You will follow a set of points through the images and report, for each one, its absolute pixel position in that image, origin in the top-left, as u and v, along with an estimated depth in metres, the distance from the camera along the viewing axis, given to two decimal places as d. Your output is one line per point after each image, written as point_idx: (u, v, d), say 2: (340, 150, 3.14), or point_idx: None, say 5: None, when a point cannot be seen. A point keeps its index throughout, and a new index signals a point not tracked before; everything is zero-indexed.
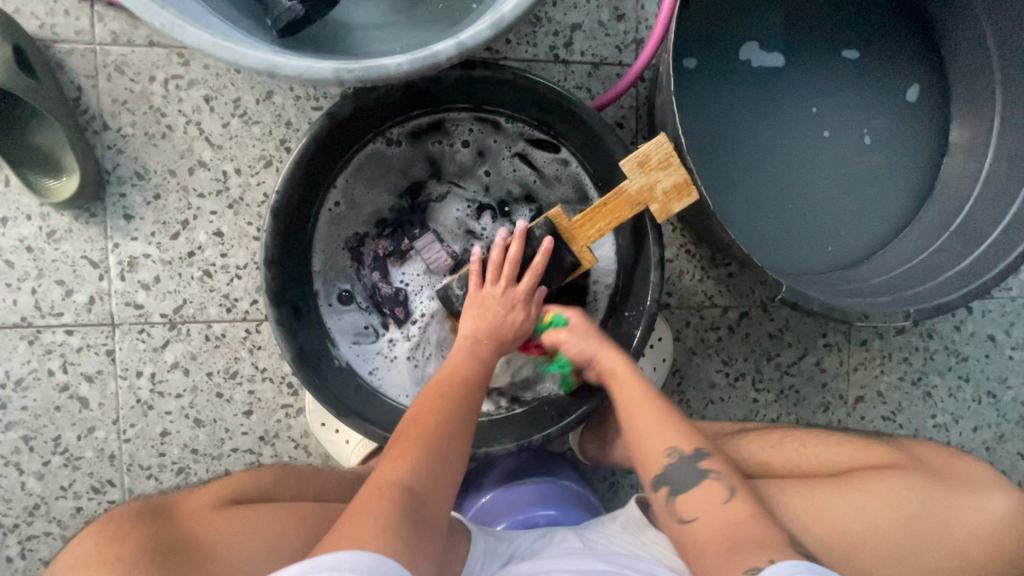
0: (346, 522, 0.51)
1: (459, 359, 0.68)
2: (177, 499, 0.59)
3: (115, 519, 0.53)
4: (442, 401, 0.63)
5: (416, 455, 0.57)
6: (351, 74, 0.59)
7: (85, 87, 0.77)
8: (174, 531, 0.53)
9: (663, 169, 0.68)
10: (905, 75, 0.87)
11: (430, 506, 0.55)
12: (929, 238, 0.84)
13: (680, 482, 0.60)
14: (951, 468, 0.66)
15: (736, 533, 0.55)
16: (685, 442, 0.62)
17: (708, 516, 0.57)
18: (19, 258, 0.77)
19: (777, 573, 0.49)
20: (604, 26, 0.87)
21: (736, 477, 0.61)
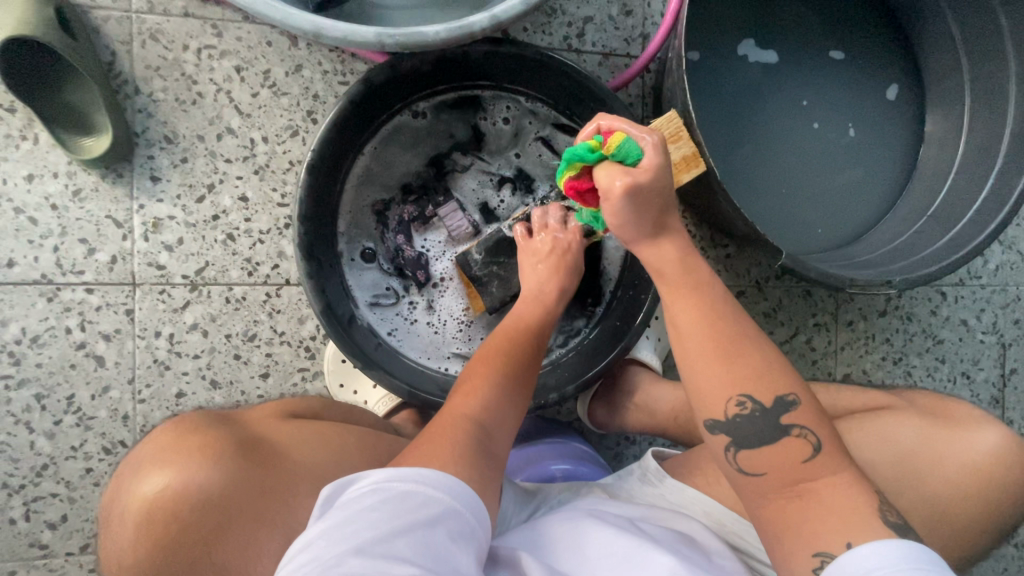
0: (424, 441, 0.55)
1: (526, 304, 0.72)
2: (241, 411, 0.65)
3: (188, 420, 0.59)
4: (509, 346, 0.68)
5: (487, 393, 0.62)
6: (392, 39, 0.63)
7: (119, 52, 0.79)
8: (246, 432, 0.59)
9: (673, 143, 0.75)
10: (884, 75, 0.96)
11: (495, 441, 0.59)
12: (908, 221, 0.91)
13: (752, 434, 0.50)
14: (950, 409, 0.72)
15: (802, 492, 0.49)
16: (768, 382, 0.50)
17: (780, 473, 0.50)
18: (43, 215, 0.78)
19: (858, 556, 0.45)
20: (614, 20, 0.94)
21: (821, 428, 0.50)
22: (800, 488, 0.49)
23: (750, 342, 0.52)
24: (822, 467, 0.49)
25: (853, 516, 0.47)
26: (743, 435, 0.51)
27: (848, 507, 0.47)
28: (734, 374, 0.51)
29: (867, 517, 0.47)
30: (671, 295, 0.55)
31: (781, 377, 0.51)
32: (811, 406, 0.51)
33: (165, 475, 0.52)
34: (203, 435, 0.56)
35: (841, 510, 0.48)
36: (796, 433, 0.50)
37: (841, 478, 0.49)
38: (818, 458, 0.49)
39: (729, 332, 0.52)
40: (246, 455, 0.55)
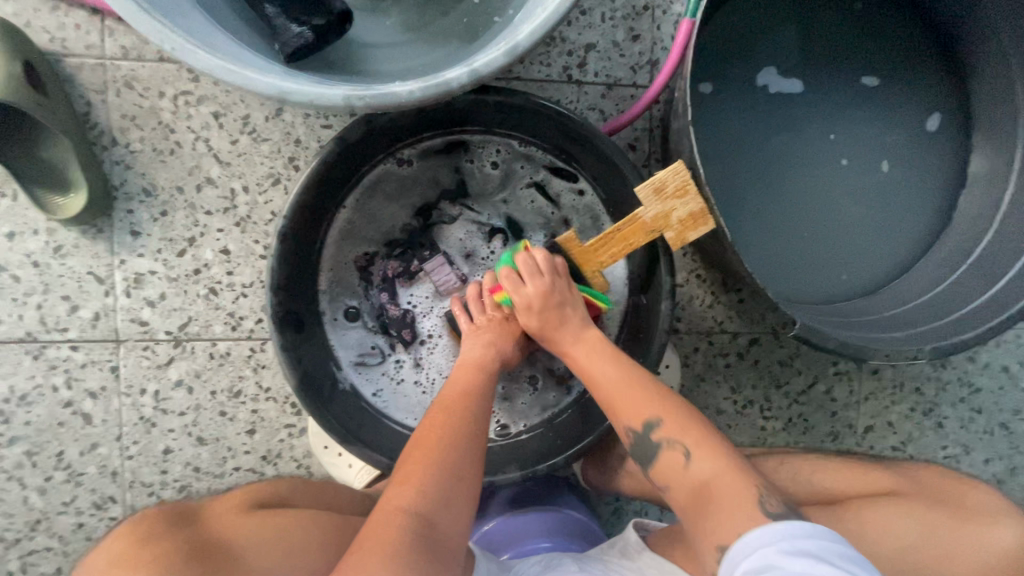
0: (357, 552, 0.53)
1: (465, 372, 0.67)
2: (201, 506, 0.64)
3: (141, 522, 0.57)
4: (447, 416, 0.62)
5: (424, 478, 0.57)
6: (362, 101, 0.56)
7: (94, 102, 0.77)
8: (202, 534, 0.57)
9: (679, 198, 0.65)
10: (925, 103, 0.85)
11: (443, 529, 0.55)
12: (944, 270, 0.81)
13: (642, 452, 0.60)
14: (957, 494, 0.66)
15: (707, 497, 0.55)
16: (640, 407, 0.60)
17: (677, 484, 0.57)
18: (26, 273, 0.77)
19: (750, 539, 0.50)
20: (618, 46, 0.86)
21: (688, 433, 0.58)
22: (715, 502, 0.54)
23: (623, 374, 0.63)
24: (702, 467, 0.56)
25: (738, 505, 0.53)
26: (635, 452, 0.60)
27: (735, 499, 0.53)
28: (621, 407, 0.61)
29: (753, 508, 0.52)
30: (573, 351, 0.67)
31: (647, 403, 0.60)
32: (672, 419, 0.59)
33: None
34: (156, 544, 0.53)
35: (731, 502, 0.53)
36: (669, 446, 0.58)
37: (732, 473, 0.55)
38: (694, 461, 0.57)
39: (616, 376, 0.63)
40: (199, 561, 0.53)
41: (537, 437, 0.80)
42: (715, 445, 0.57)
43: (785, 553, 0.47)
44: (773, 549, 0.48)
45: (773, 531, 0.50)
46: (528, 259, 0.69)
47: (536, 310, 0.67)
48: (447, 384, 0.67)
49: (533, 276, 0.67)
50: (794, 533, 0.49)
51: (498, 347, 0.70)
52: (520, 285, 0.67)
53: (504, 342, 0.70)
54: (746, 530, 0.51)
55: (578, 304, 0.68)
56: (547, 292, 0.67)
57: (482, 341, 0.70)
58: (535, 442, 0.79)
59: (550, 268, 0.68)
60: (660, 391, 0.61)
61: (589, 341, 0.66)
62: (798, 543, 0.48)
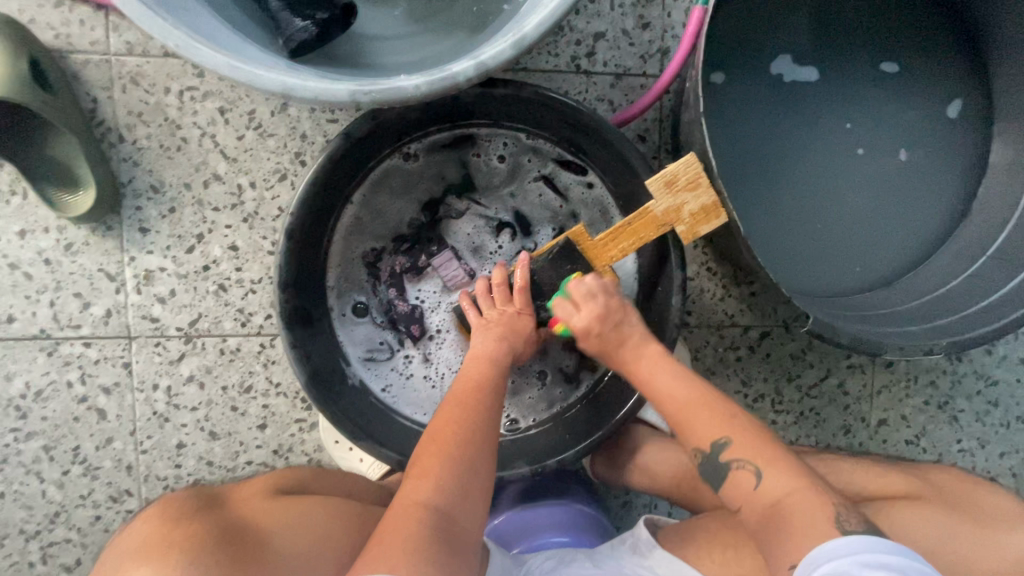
0: (377, 546, 0.52)
1: (476, 364, 0.67)
2: (227, 490, 0.65)
3: (171, 505, 0.57)
4: (461, 409, 0.62)
5: (441, 470, 0.56)
6: (369, 96, 0.56)
7: (100, 99, 0.77)
8: (230, 517, 0.57)
9: (691, 191, 0.64)
10: (945, 89, 0.83)
11: (462, 521, 0.55)
12: (963, 261, 0.79)
13: (713, 472, 0.59)
14: (975, 499, 0.66)
15: (779, 514, 0.54)
16: (709, 430, 0.59)
17: (749, 504, 0.56)
18: (38, 270, 0.78)
19: (836, 550, 0.49)
20: (628, 35, 0.84)
21: (759, 453, 0.57)
22: (787, 522, 0.53)
23: (696, 393, 0.62)
24: (773, 485, 0.55)
25: (813, 522, 0.51)
26: (705, 474, 0.60)
27: (809, 518, 0.52)
28: (693, 428, 0.60)
29: (827, 525, 0.51)
30: (635, 370, 0.66)
31: (707, 424, 0.60)
32: (740, 440, 0.58)
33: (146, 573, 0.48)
34: (187, 525, 0.53)
35: (808, 524, 0.52)
36: (737, 466, 0.57)
37: (805, 491, 0.54)
38: (765, 480, 0.55)
39: (687, 394, 0.62)
40: (230, 543, 0.53)
41: (546, 432, 0.80)
42: (785, 464, 0.56)
43: (865, 566, 0.47)
44: (850, 560, 0.48)
45: (850, 544, 0.49)
46: (582, 283, 0.67)
47: (594, 333, 0.67)
48: (458, 376, 0.67)
49: (586, 298, 0.67)
50: (871, 545, 0.49)
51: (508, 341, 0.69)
52: (574, 312, 0.67)
53: (515, 338, 0.69)
54: (818, 542, 0.50)
55: (635, 322, 0.68)
56: (605, 313, 0.67)
57: (493, 334, 0.69)
58: (544, 437, 0.79)
59: (603, 290, 0.67)
60: (732, 411, 0.60)
61: (651, 356, 0.65)
62: (877, 557, 0.47)
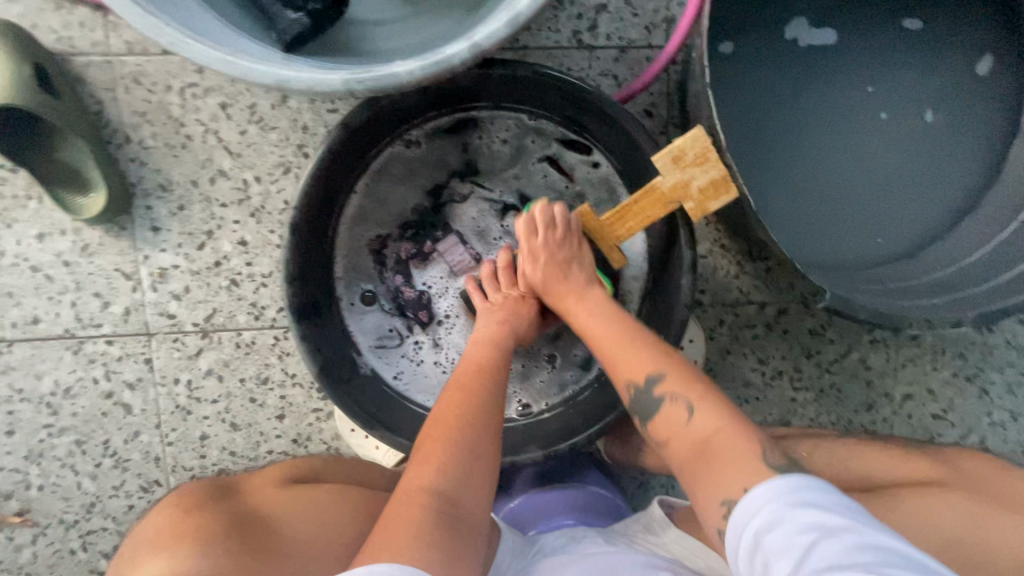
0: (380, 531, 0.52)
1: (478, 348, 0.67)
2: (242, 479, 0.67)
3: (187, 495, 0.60)
4: (464, 395, 0.61)
5: (443, 456, 0.56)
6: (362, 84, 0.55)
7: (105, 100, 0.78)
8: (242, 507, 0.60)
9: (699, 165, 0.61)
10: (975, 45, 0.78)
11: (466, 505, 0.55)
12: (992, 228, 0.75)
13: (643, 408, 0.58)
14: (999, 481, 0.64)
15: (707, 448, 0.53)
16: (638, 364, 0.59)
17: (679, 435, 0.55)
18: (58, 272, 0.80)
19: (784, 484, 0.47)
20: (631, 5, 0.81)
21: (695, 388, 0.56)
22: (716, 458, 0.52)
23: (624, 333, 0.62)
24: (704, 421, 0.54)
25: (738, 459, 0.50)
26: (634, 408, 0.59)
27: (732, 455, 0.51)
28: (624, 361, 0.60)
29: (756, 462, 0.50)
30: (577, 312, 0.66)
31: (640, 361, 0.59)
32: (680, 376, 0.57)
33: (158, 563, 0.51)
34: (197, 516, 0.56)
35: (732, 459, 0.51)
36: (669, 399, 0.56)
37: (730, 429, 0.53)
38: (695, 417, 0.55)
39: (613, 333, 0.62)
40: (237, 531, 0.55)
41: (558, 416, 0.79)
42: (716, 401, 0.55)
43: (793, 508, 0.45)
44: (778, 505, 0.46)
45: (782, 486, 0.47)
46: (546, 210, 0.68)
47: (541, 258, 0.67)
48: (461, 361, 0.67)
49: (546, 228, 0.67)
50: (795, 487, 0.47)
51: (513, 325, 0.69)
52: (536, 232, 0.67)
53: (519, 322, 0.69)
54: (750, 486, 0.48)
55: (586, 263, 0.68)
56: (557, 246, 0.67)
57: (497, 318, 0.69)
58: (556, 420, 0.79)
59: (563, 223, 0.67)
60: (668, 351, 0.60)
61: (586, 297, 0.66)
62: (804, 498, 0.46)
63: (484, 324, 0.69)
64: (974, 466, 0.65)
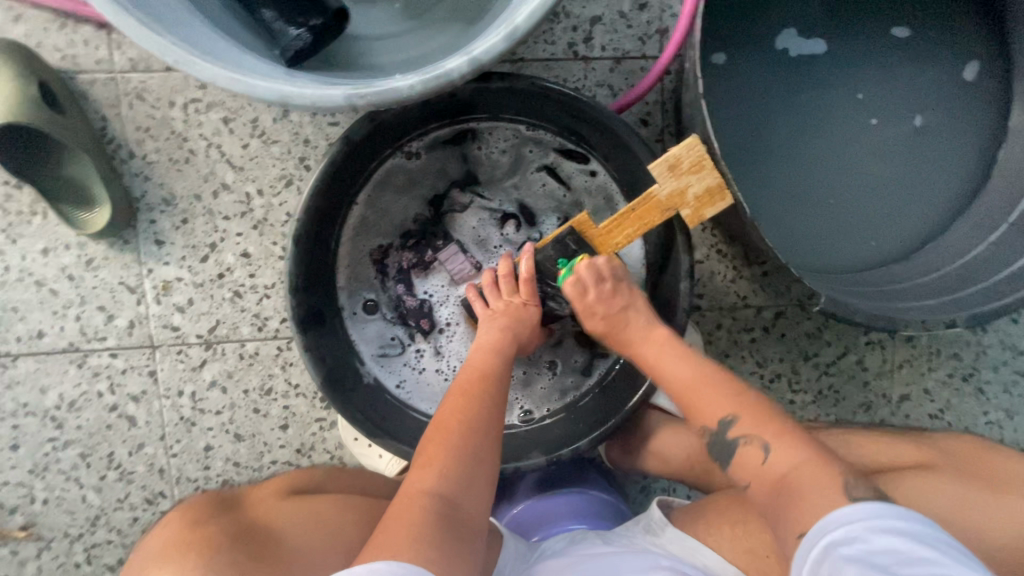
0: (382, 532, 0.53)
1: (480, 353, 0.68)
2: (244, 492, 0.68)
3: (191, 508, 0.61)
4: (466, 399, 0.62)
5: (445, 459, 0.57)
6: (364, 99, 0.56)
7: (109, 116, 0.79)
8: (245, 518, 0.60)
9: (695, 173, 0.63)
10: (961, 52, 0.79)
11: (466, 508, 0.56)
12: (983, 230, 0.77)
13: (720, 450, 0.59)
14: (988, 464, 0.66)
15: (789, 487, 0.53)
16: (716, 404, 0.60)
17: (757, 478, 0.56)
18: (62, 286, 0.81)
19: (865, 515, 0.48)
20: (625, 17, 0.82)
21: (770, 425, 0.57)
22: (797, 492, 0.52)
23: (701, 372, 0.62)
24: (784, 456, 0.55)
25: (821, 493, 0.51)
26: (713, 451, 0.60)
27: (817, 488, 0.52)
28: (704, 402, 0.61)
29: (835, 491, 0.51)
30: (643, 351, 0.67)
31: (713, 403, 0.60)
32: (754, 415, 0.58)
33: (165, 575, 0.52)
34: (202, 527, 0.56)
35: (818, 493, 0.51)
36: (744, 441, 0.57)
37: (813, 465, 0.54)
38: (774, 454, 0.55)
39: (689, 374, 0.63)
40: (242, 541, 0.56)
41: (560, 421, 0.80)
42: (794, 436, 0.56)
43: (873, 532, 0.47)
44: (860, 526, 0.48)
45: (859, 512, 0.49)
46: (591, 266, 0.68)
47: (598, 313, 0.69)
48: (463, 366, 0.68)
49: (596, 285, 0.68)
50: (880, 512, 0.49)
51: (514, 330, 0.70)
52: (584, 289, 0.68)
53: (520, 327, 0.70)
54: (824, 512, 0.50)
55: (641, 306, 0.70)
56: (611, 296, 0.69)
57: (498, 323, 0.70)
58: (558, 426, 0.79)
59: (611, 272, 0.69)
60: (743, 389, 0.60)
61: (654, 339, 0.67)
62: (889, 523, 0.48)
63: (486, 328, 0.70)
64: (970, 462, 0.66)
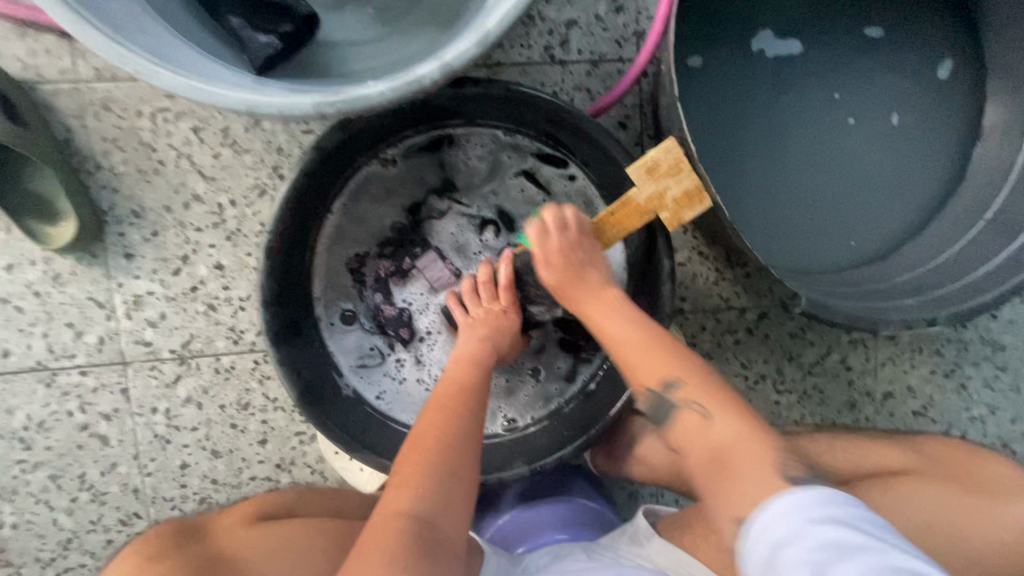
0: (358, 560, 0.52)
1: (458, 365, 0.66)
2: (211, 519, 0.66)
3: (154, 539, 0.60)
4: (443, 415, 0.61)
5: (421, 480, 0.56)
6: (333, 106, 0.54)
7: (74, 127, 0.77)
8: (207, 553, 0.59)
9: (673, 176, 0.62)
10: (935, 50, 0.80)
11: (443, 529, 0.55)
12: (961, 227, 0.77)
13: (659, 408, 0.60)
14: (965, 466, 0.67)
15: (726, 459, 0.53)
16: (660, 368, 0.60)
17: (699, 441, 0.56)
18: (28, 303, 0.78)
19: (797, 493, 0.48)
20: (601, 20, 0.82)
21: (714, 398, 0.57)
22: (736, 468, 0.52)
23: (646, 332, 0.63)
24: (721, 429, 0.55)
25: (756, 471, 0.51)
26: (654, 410, 0.60)
27: (754, 465, 0.52)
28: (643, 364, 0.61)
29: (773, 474, 0.50)
30: (591, 309, 0.66)
31: (661, 365, 0.60)
32: (701, 385, 0.58)
33: None
34: (160, 562, 0.56)
35: (757, 472, 0.51)
36: (688, 407, 0.58)
37: (753, 440, 0.54)
38: (716, 421, 0.56)
39: (636, 334, 0.63)
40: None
41: (544, 430, 0.79)
42: (738, 411, 0.56)
43: (812, 524, 0.45)
44: (796, 521, 0.46)
45: (796, 505, 0.47)
46: (557, 213, 0.68)
47: (555, 262, 0.66)
48: (441, 379, 0.66)
49: (557, 227, 0.67)
50: (818, 502, 0.47)
51: (493, 340, 0.69)
52: (544, 234, 0.67)
53: (500, 337, 0.69)
54: (766, 496, 0.49)
55: (602, 265, 0.68)
56: (572, 252, 0.66)
57: (477, 334, 0.69)
58: (543, 434, 0.78)
59: (573, 223, 0.67)
60: (689, 361, 0.61)
61: (607, 302, 0.66)
62: (826, 512, 0.46)
63: (465, 339, 0.69)
64: (945, 458, 0.67)
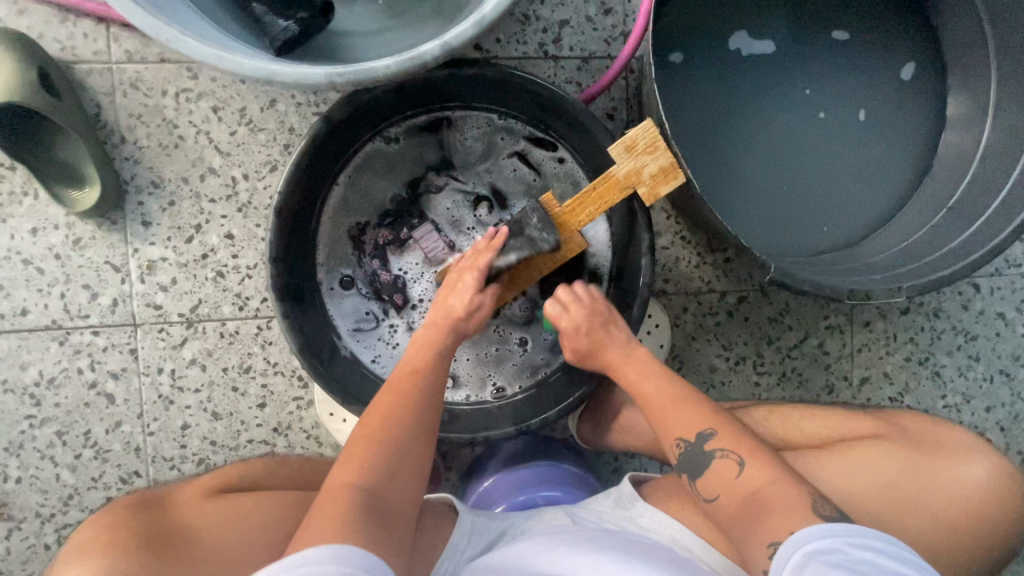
0: (306, 527, 0.54)
1: (413, 353, 0.71)
2: (177, 490, 0.69)
3: (121, 506, 0.62)
4: (392, 398, 0.65)
5: (370, 454, 0.60)
6: (343, 77, 0.61)
7: (103, 103, 0.83)
8: (167, 517, 0.61)
9: (650, 153, 0.68)
10: (899, 53, 0.87)
11: (390, 497, 0.58)
12: (925, 214, 0.83)
13: (694, 461, 0.63)
14: (927, 434, 0.70)
15: (757, 502, 0.58)
16: (691, 423, 0.65)
17: (727, 492, 0.60)
18: (48, 265, 0.83)
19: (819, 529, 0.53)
20: (592, 21, 0.89)
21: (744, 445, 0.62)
22: (765, 510, 0.57)
23: (678, 392, 0.68)
24: (754, 476, 0.60)
25: (790, 515, 0.55)
26: (685, 462, 0.64)
27: (786, 506, 0.56)
28: (675, 420, 0.65)
29: (808, 512, 0.55)
30: (625, 371, 0.71)
31: (690, 419, 0.65)
32: (728, 433, 0.63)
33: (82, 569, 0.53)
34: (122, 526, 0.57)
35: (783, 511, 0.56)
36: (721, 455, 0.62)
37: (782, 482, 0.58)
38: (746, 469, 0.60)
39: (665, 392, 0.68)
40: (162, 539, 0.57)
41: (531, 397, 0.83)
42: (764, 457, 0.61)
43: (852, 546, 0.50)
44: (836, 539, 0.51)
45: (840, 530, 0.52)
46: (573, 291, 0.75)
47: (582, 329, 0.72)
48: (395, 369, 0.71)
49: (574, 304, 0.74)
50: (855, 531, 0.52)
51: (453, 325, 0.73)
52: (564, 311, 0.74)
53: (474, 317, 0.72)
54: (799, 527, 0.53)
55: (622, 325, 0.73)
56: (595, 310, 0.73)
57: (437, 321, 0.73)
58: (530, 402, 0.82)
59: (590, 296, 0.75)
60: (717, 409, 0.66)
61: (636, 361, 0.70)
62: (865, 541, 0.51)
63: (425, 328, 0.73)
64: (912, 429, 0.71)
